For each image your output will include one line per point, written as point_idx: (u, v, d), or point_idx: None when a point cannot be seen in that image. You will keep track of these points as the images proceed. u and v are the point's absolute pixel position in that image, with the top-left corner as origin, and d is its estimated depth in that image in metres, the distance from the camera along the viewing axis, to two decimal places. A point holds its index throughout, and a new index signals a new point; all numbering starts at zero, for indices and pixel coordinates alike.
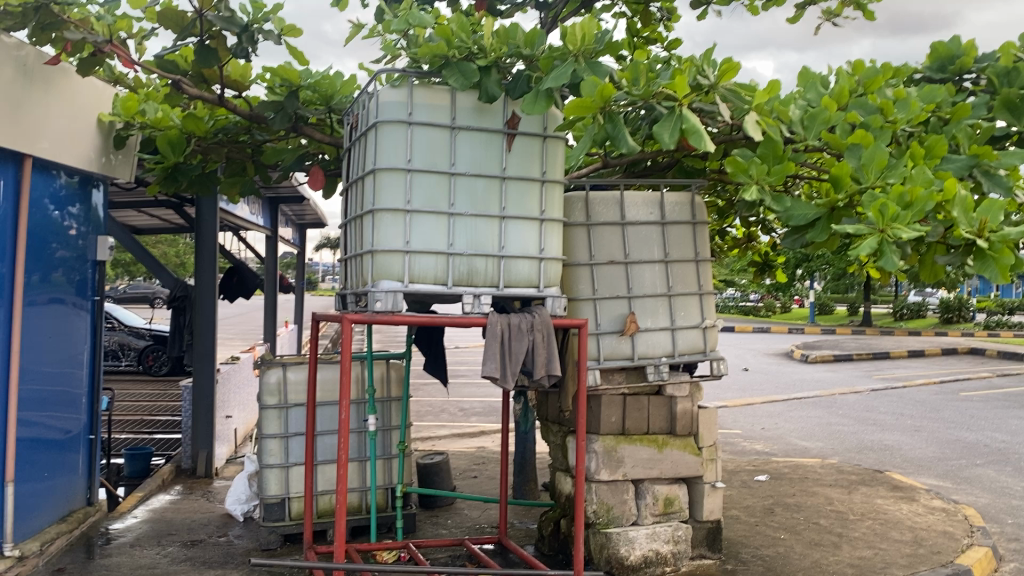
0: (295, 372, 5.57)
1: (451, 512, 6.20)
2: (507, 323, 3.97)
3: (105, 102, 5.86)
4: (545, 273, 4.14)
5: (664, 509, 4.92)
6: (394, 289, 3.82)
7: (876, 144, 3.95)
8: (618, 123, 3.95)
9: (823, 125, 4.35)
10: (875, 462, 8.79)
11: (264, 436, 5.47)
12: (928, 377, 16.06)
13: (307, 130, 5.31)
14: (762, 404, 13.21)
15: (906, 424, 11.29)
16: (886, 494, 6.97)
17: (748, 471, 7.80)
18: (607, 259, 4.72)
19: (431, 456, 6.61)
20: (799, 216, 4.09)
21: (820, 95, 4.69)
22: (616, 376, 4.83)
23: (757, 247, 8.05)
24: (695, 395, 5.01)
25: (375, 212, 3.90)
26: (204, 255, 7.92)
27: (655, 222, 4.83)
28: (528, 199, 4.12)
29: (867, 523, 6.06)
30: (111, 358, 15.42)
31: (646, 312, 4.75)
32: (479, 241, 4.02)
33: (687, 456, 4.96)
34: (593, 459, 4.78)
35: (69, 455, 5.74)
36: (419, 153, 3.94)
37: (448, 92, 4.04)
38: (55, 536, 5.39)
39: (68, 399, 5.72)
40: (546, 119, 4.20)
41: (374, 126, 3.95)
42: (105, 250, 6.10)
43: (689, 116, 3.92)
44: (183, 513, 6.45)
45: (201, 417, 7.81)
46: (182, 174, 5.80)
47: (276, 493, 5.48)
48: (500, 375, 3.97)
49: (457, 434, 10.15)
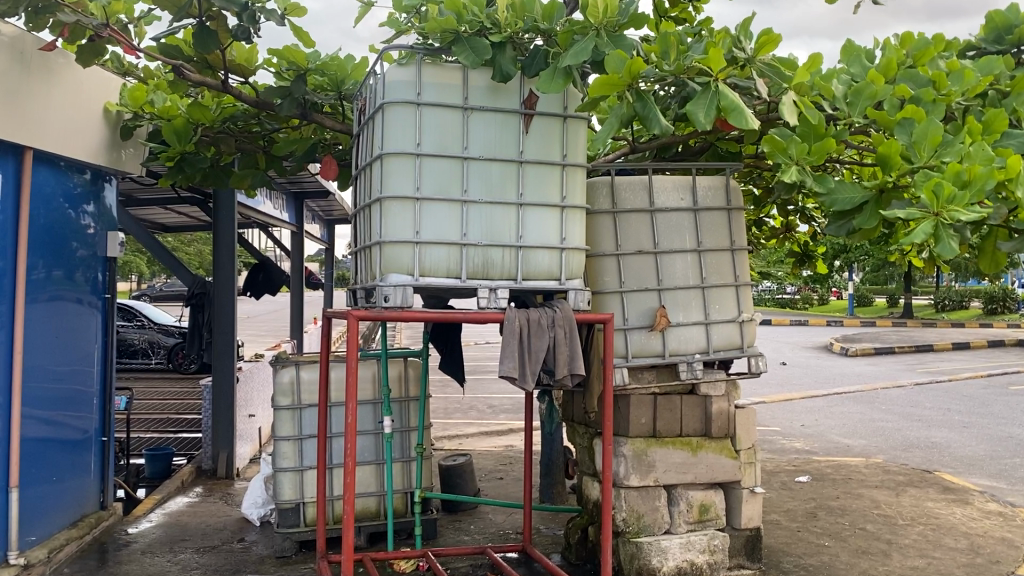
0: (309, 371, 5.32)
1: (475, 517, 5.92)
2: (526, 318, 3.70)
3: (112, 94, 5.73)
4: (567, 264, 3.84)
5: (699, 517, 4.58)
6: (404, 283, 3.54)
7: (929, 119, 3.60)
8: (647, 100, 3.67)
9: (868, 101, 3.96)
10: (923, 461, 8.33)
11: (276, 438, 5.23)
12: (976, 370, 15.38)
13: (317, 117, 5.04)
14: (801, 399, 12.76)
15: (954, 420, 10.76)
16: (937, 496, 6.54)
17: (789, 472, 7.41)
18: (634, 250, 4.39)
19: (454, 458, 6.31)
20: (843, 199, 3.77)
21: (865, 69, 4.34)
22: (645, 375, 4.50)
23: (796, 238, 7.72)
24: (731, 394, 4.66)
25: (383, 200, 3.61)
26: (223, 252, 7.72)
27: (686, 208, 4.48)
28: (548, 184, 3.82)
29: (918, 529, 5.66)
30: (142, 356, 15.48)
31: (677, 305, 4.41)
32: (495, 230, 3.73)
33: (724, 459, 4.62)
34: (622, 463, 4.47)
35: (81, 456, 5.59)
36: (430, 136, 3.66)
37: (460, 70, 3.75)
38: (64, 542, 5.23)
39: (81, 399, 5.57)
40: (566, 98, 3.89)
41: (381, 108, 3.66)
42: (115, 246, 5.86)
43: (727, 92, 3.58)
44: (199, 517, 6.27)
45: (221, 415, 7.64)
46: (189, 165, 5.56)
47: (290, 498, 5.23)
48: (518, 374, 3.69)
49: (485, 432, 9.89)
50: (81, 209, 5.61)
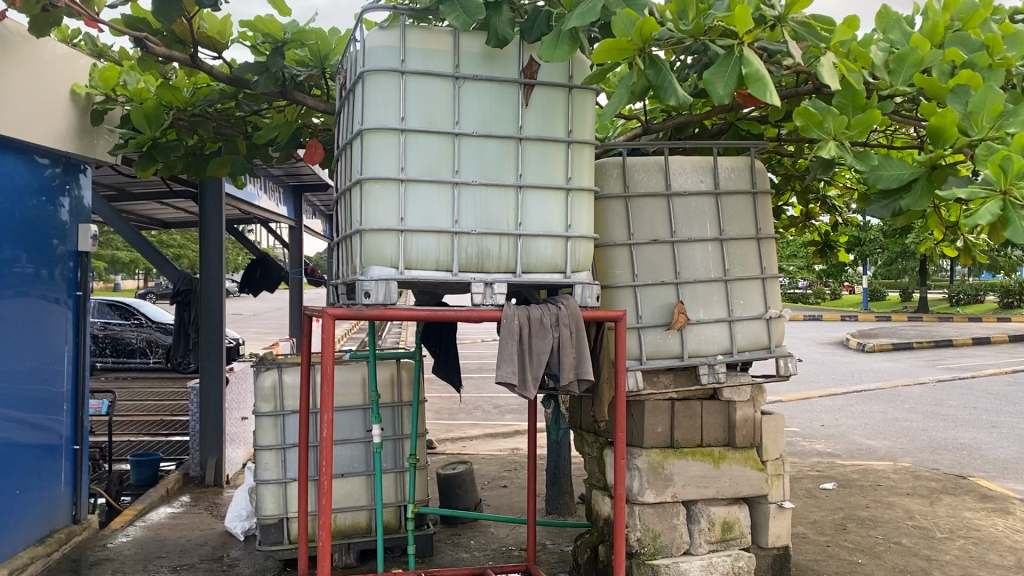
0: (293, 374, 4.88)
1: (475, 531, 5.47)
2: (526, 315, 3.27)
3: (80, 73, 5.31)
4: (573, 255, 3.39)
5: (722, 536, 4.12)
6: (387, 277, 3.11)
7: (989, 85, 3.11)
8: (661, 67, 3.16)
9: (914, 69, 3.50)
10: (953, 465, 7.84)
11: (258, 448, 4.80)
12: (999, 366, 14.82)
13: (298, 96, 4.60)
14: (819, 398, 12.26)
15: (982, 419, 10.25)
16: (975, 505, 6.05)
17: (812, 478, 6.94)
18: (649, 239, 3.94)
19: (453, 466, 5.86)
20: (890, 176, 3.29)
21: (906, 35, 3.82)
22: (662, 379, 4.04)
23: (815, 228, 7.27)
24: (757, 399, 4.21)
25: (363, 182, 3.17)
26: (210, 246, 7.30)
27: (706, 192, 4.01)
28: (552, 164, 3.36)
29: (959, 544, 5.19)
30: (140, 355, 15.17)
31: (697, 301, 3.95)
32: (491, 216, 3.27)
33: (749, 472, 4.17)
34: (636, 478, 4.00)
35: (49, 464, 5.17)
36: (415, 109, 3.19)
37: (450, 34, 3.27)
38: (30, 561, 4.82)
39: (47, 402, 5.15)
40: (571, 66, 3.41)
41: (361, 77, 3.20)
42: (87, 240, 5.47)
43: (752, 58, 3.07)
44: (180, 531, 5.85)
45: (209, 419, 7.23)
46: (161, 152, 5.13)
47: (273, 512, 4.80)
48: (518, 381, 3.25)
49: (489, 435, 9.43)
50: (57, 202, 5.28)
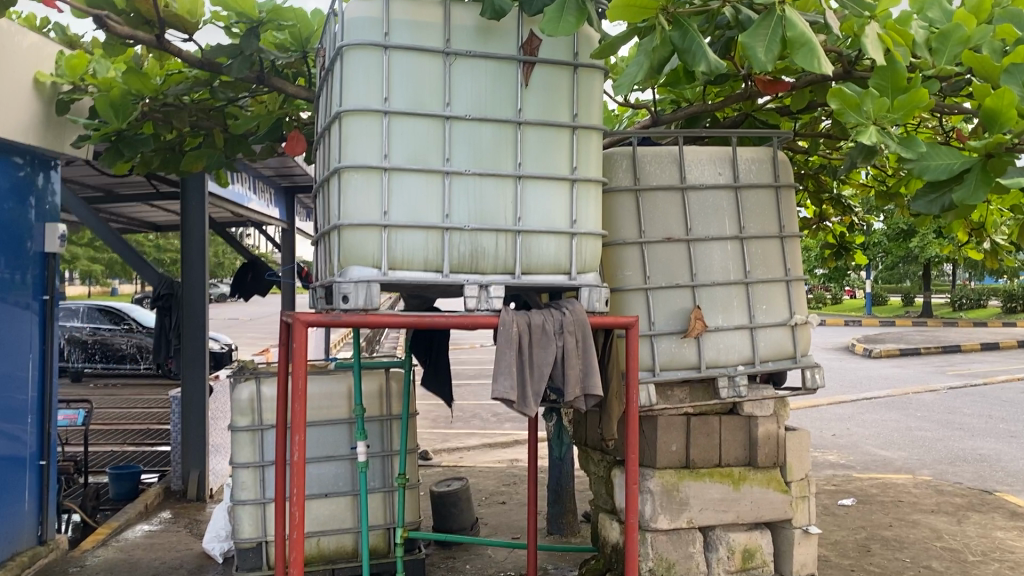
0: (272, 386, 4.49)
1: (471, 554, 5.09)
2: (526, 322, 2.89)
3: (45, 60, 4.91)
4: (578, 254, 3.01)
5: (742, 565, 3.74)
6: (368, 278, 2.74)
7: None
8: (688, 28, 2.76)
9: (961, 47, 3.15)
10: (975, 478, 7.44)
11: (234, 466, 4.42)
12: (1010, 373, 14.43)
13: (276, 82, 4.24)
14: (828, 406, 11.87)
15: (999, 429, 9.86)
16: (1005, 524, 5.66)
17: (830, 494, 6.55)
18: (662, 237, 3.56)
19: (448, 483, 5.48)
20: (939, 167, 2.94)
21: (947, 12, 3.42)
22: (676, 392, 3.66)
23: (829, 229, 6.88)
24: (781, 414, 3.83)
25: (341, 171, 2.80)
26: (192, 248, 6.91)
27: (725, 185, 3.64)
28: (555, 152, 2.99)
29: (994, 568, 4.80)
30: (131, 361, 14.79)
31: (715, 305, 3.58)
32: (487, 210, 2.90)
33: (772, 494, 3.79)
34: (648, 502, 3.63)
35: (9, 481, 4.76)
36: (400, 89, 2.82)
37: (439, 4, 2.88)
38: None
39: (7, 414, 4.74)
40: (578, 41, 3.04)
41: (339, 53, 2.83)
42: (55, 240, 5.08)
43: (795, 19, 2.69)
44: (154, 552, 5.44)
45: (191, 431, 6.85)
46: (128, 145, 4.70)
47: (251, 535, 4.42)
48: (517, 397, 2.86)
49: (487, 445, 9.04)
50: (32, 204, 4.97)
